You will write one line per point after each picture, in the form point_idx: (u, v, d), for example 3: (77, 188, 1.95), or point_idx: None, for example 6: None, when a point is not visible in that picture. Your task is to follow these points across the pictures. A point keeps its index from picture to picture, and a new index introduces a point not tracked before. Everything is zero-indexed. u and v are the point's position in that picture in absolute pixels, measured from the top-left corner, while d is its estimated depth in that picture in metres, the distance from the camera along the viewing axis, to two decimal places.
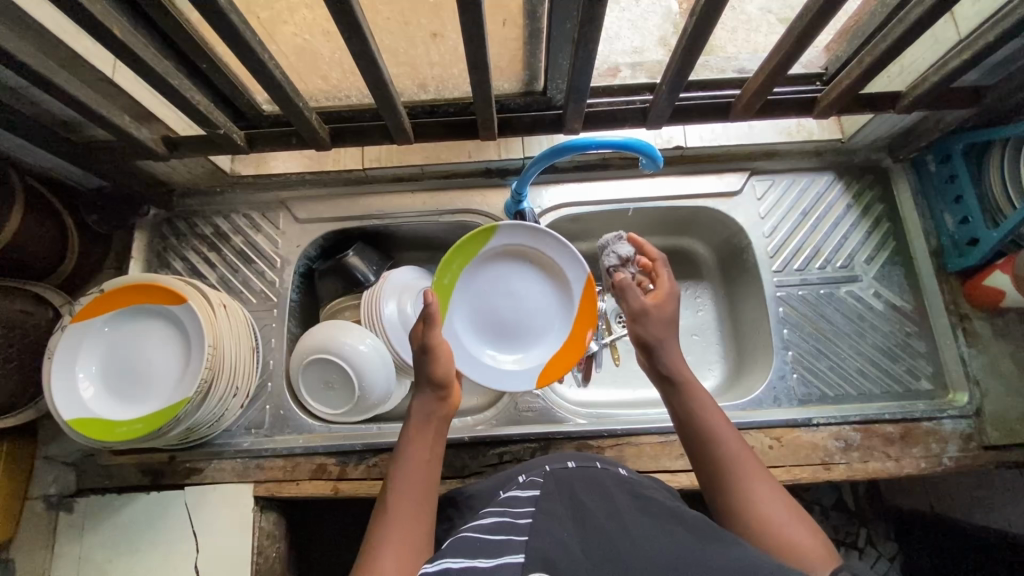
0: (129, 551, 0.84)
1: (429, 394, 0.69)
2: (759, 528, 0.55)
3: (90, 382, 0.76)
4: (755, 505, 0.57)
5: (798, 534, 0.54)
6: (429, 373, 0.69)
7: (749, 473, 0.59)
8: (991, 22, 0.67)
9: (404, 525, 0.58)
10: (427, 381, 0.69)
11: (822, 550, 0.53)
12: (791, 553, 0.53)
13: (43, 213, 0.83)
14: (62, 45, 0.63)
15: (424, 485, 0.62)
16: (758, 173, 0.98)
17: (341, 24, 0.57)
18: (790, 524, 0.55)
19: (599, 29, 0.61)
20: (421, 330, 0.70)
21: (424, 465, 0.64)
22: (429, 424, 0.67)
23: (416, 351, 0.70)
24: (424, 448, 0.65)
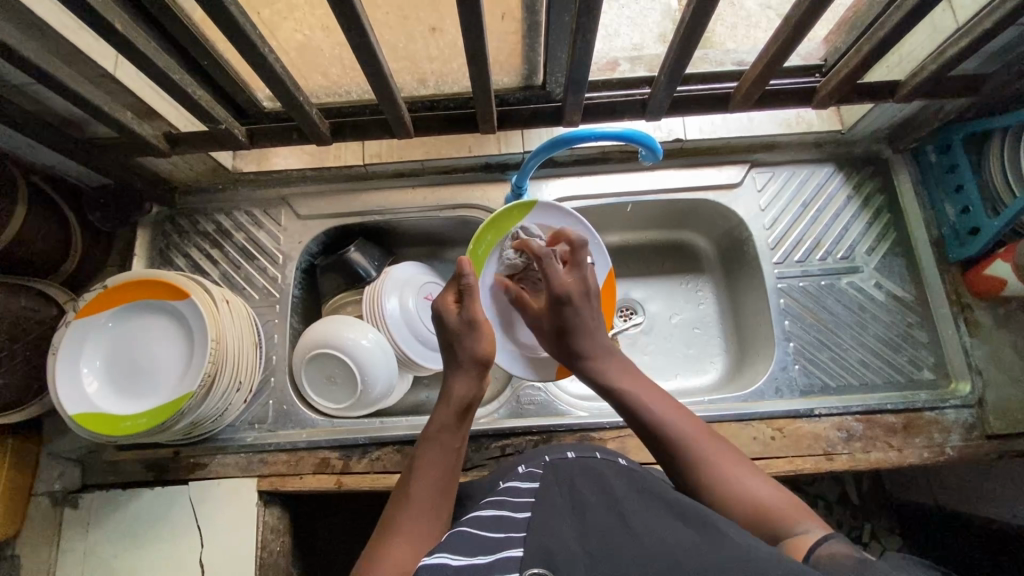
0: (135, 546, 0.84)
1: (470, 376, 0.68)
2: (739, 508, 0.56)
3: (94, 376, 0.77)
4: (728, 481, 0.57)
5: (776, 500, 0.55)
6: (470, 350, 0.68)
7: (710, 451, 0.60)
8: (988, 9, 0.67)
9: (424, 510, 0.59)
10: (471, 361, 0.68)
11: (799, 506, 0.55)
12: (774, 521, 0.54)
13: (46, 210, 0.84)
14: (64, 42, 0.64)
15: (448, 473, 0.63)
16: (758, 166, 0.98)
17: (340, 17, 0.58)
18: (765, 491, 0.57)
19: (596, 18, 0.61)
20: (455, 305, 0.70)
21: (451, 453, 0.64)
22: (462, 410, 0.66)
23: (454, 327, 0.69)
24: (451, 437, 0.65)
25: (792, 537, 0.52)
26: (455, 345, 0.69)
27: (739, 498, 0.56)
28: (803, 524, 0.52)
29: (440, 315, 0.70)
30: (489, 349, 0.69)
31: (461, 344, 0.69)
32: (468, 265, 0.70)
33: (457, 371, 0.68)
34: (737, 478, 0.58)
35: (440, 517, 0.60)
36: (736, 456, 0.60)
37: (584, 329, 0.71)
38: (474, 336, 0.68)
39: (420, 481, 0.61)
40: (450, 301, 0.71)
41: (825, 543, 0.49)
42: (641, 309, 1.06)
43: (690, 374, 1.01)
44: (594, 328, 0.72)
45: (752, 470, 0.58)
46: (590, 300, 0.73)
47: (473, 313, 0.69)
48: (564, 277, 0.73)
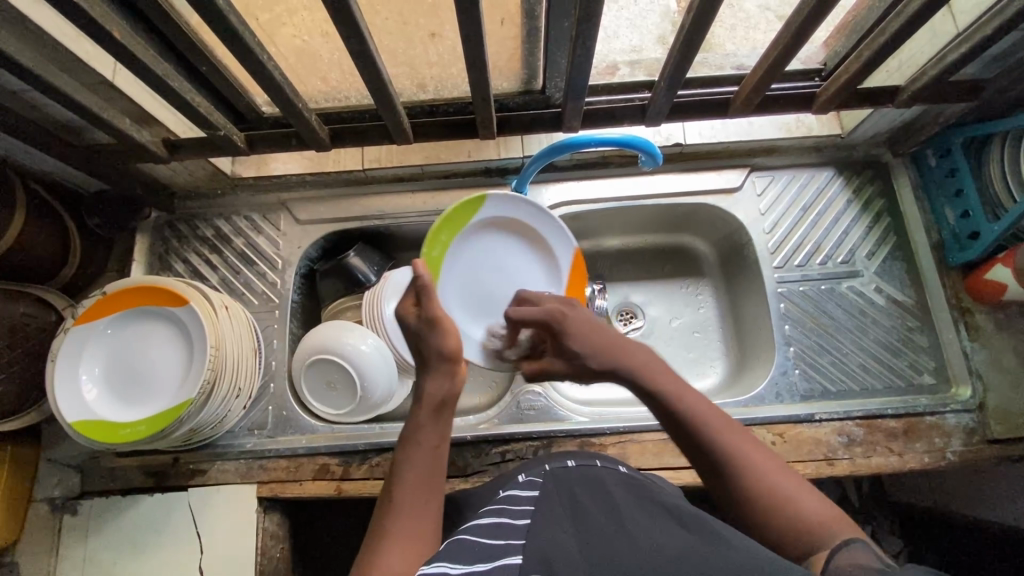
0: (134, 552, 0.84)
1: (441, 374, 0.66)
2: (780, 519, 0.54)
3: (94, 384, 0.77)
4: (769, 493, 0.56)
5: (814, 515, 0.54)
6: (435, 348, 0.66)
7: (753, 460, 0.58)
8: (989, 15, 0.67)
9: (415, 510, 0.59)
10: (439, 358, 0.66)
11: (842, 520, 0.54)
12: (816, 536, 0.52)
13: (44, 216, 0.83)
14: (63, 49, 0.63)
15: (432, 474, 0.62)
16: (758, 170, 0.98)
17: (340, 25, 0.58)
18: (807, 503, 0.55)
19: (596, 25, 0.61)
20: (415, 309, 0.68)
21: (433, 451, 0.63)
22: (436, 408, 0.65)
23: (416, 329, 0.67)
24: (432, 434, 0.64)
25: (827, 554, 0.51)
26: (421, 347, 0.67)
27: (779, 510, 0.55)
28: (844, 534, 0.52)
29: (401, 319, 0.68)
30: (456, 345, 0.67)
31: (426, 345, 0.67)
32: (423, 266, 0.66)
33: (429, 370, 0.67)
34: (782, 489, 0.56)
35: (430, 517, 0.60)
36: (777, 467, 0.58)
37: (581, 352, 0.68)
38: (438, 336, 0.66)
39: (402, 487, 0.60)
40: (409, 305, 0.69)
41: (850, 552, 0.48)
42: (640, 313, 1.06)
43: (690, 378, 1.01)
44: (579, 337, 0.69)
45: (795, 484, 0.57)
46: (572, 314, 0.70)
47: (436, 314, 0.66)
48: (544, 304, 0.73)
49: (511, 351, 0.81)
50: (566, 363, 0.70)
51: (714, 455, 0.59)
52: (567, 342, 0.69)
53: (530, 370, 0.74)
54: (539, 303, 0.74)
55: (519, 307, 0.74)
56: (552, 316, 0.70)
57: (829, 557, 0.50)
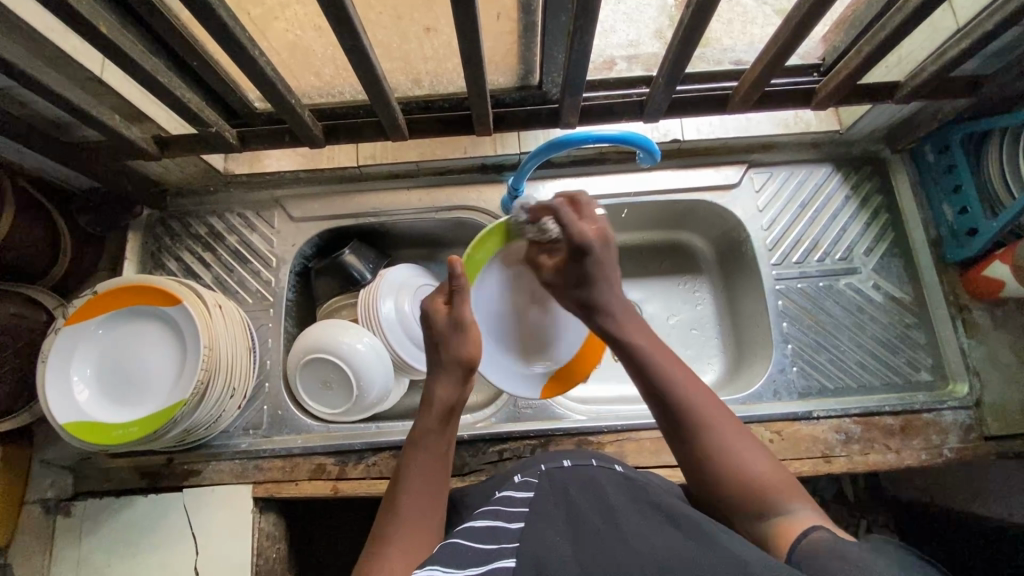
0: (128, 554, 0.84)
1: (452, 377, 0.66)
2: (737, 478, 0.58)
3: (85, 385, 0.75)
4: (729, 456, 0.59)
5: (770, 475, 0.57)
6: (457, 352, 0.67)
7: (718, 422, 0.61)
8: (989, 11, 0.67)
9: (415, 513, 0.60)
10: (455, 363, 0.67)
11: (792, 483, 0.57)
12: (771, 498, 0.56)
13: (34, 215, 0.82)
14: (49, 44, 0.62)
15: (439, 478, 0.63)
16: (756, 166, 0.97)
17: (333, 20, 0.56)
18: (758, 467, 0.58)
19: (594, 21, 0.60)
20: (445, 306, 0.68)
21: (440, 457, 0.64)
22: (446, 413, 0.66)
23: (441, 329, 0.67)
24: (438, 442, 0.65)
25: (783, 517, 0.54)
26: (440, 347, 0.67)
27: (740, 473, 0.58)
28: (793, 503, 0.55)
29: (429, 318, 0.68)
30: (477, 352, 0.67)
31: (448, 345, 0.67)
32: (460, 265, 0.66)
33: (441, 373, 0.67)
34: (733, 450, 0.59)
35: (435, 519, 0.61)
36: (737, 427, 0.61)
37: (598, 279, 0.68)
38: (462, 337, 0.66)
39: (410, 488, 0.61)
40: (439, 302, 0.69)
41: (808, 531, 0.51)
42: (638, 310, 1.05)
43: None
44: (608, 278, 0.68)
45: (753, 444, 0.60)
46: (608, 247, 0.69)
47: (465, 316, 0.67)
48: (580, 223, 0.67)
49: (530, 233, 0.75)
50: (568, 283, 0.69)
51: (681, 416, 0.61)
52: (587, 267, 0.67)
53: (545, 277, 0.73)
54: (577, 218, 0.68)
55: (567, 210, 0.67)
56: (586, 241, 0.66)
57: (789, 527, 0.53)
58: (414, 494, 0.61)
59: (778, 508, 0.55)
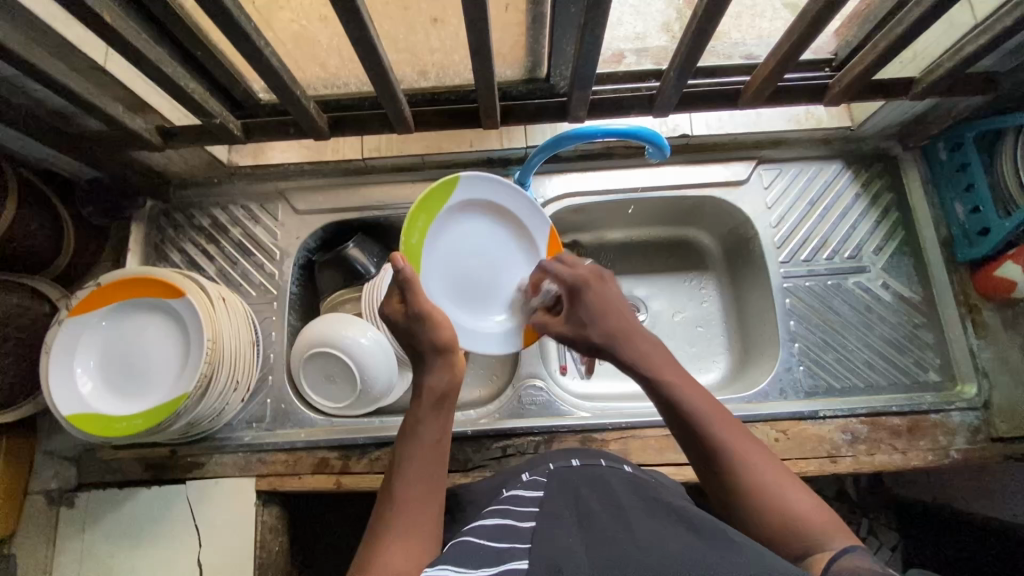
0: (131, 546, 0.84)
1: (437, 366, 0.66)
2: (770, 514, 0.53)
3: (89, 377, 0.75)
4: (763, 487, 0.54)
5: (808, 509, 0.53)
6: (429, 342, 0.67)
7: (748, 454, 0.57)
8: (1009, 6, 0.65)
9: (414, 507, 0.58)
10: (432, 352, 0.67)
11: (833, 519, 0.52)
12: (809, 533, 0.51)
13: (37, 205, 0.81)
14: (52, 33, 0.61)
15: (435, 466, 0.62)
16: (766, 163, 0.96)
17: (339, 10, 0.55)
18: (797, 501, 0.53)
19: (606, 13, 0.58)
20: (400, 305, 0.68)
21: (433, 443, 0.63)
22: (437, 401, 0.65)
23: (405, 326, 0.68)
24: (433, 429, 0.64)
25: (820, 553, 0.49)
26: (412, 342, 0.68)
27: (774, 507, 0.53)
28: (832, 539, 0.50)
29: (391, 320, 0.69)
30: (450, 336, 0.67)
31: (418, 340, 0.67)
32: (401, 259, 0.67)
33: (426, 365, 0.67)
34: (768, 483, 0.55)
35: (432, 509, 0.59)
36: (774, 464, 0.57)
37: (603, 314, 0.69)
38: (427, 329, 0.67)
39: (405, 478, 0.60)
40: (395, 302, 0.70)
41: (842, 560, 0.47)
42: (643, 307, 1.05)
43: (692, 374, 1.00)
44: (614, 312, 0.70)
45: (790, 480, 0.56)
46: (606, 284, 0.73)
47: (417, 308, 0.67)
48: (578, 269, 0.75)
49: (536, 304, 0.81)
50: (578, 327, 0.71)
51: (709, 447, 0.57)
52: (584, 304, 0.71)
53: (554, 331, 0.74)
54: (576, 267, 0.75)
55: (561, 263, 0.77)
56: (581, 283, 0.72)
57: (825, 557, 0.48)
58: (412, 486, 0.59)
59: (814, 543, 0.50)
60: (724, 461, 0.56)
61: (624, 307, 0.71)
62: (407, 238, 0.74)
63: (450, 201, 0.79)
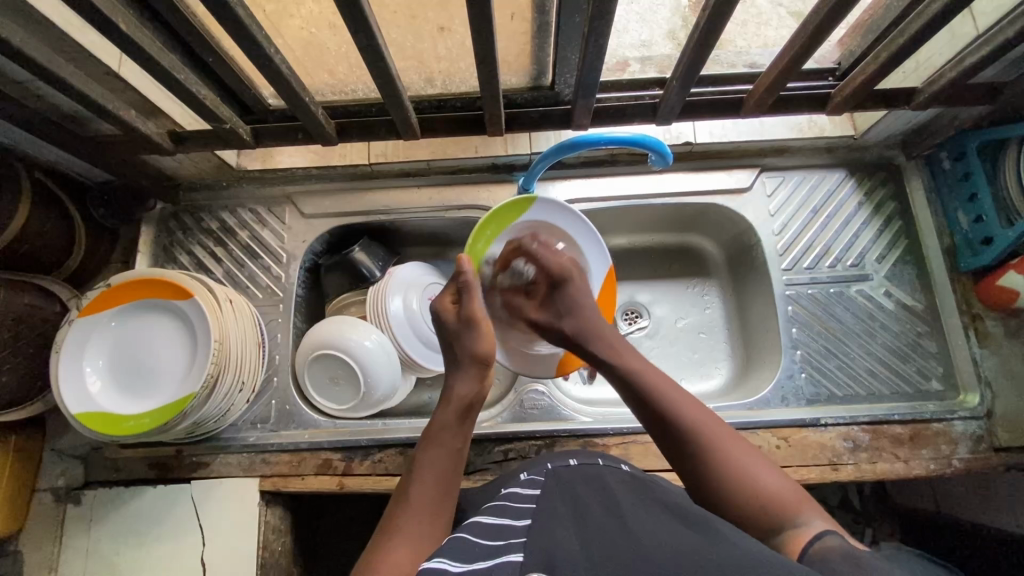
0: (136, 544, 0.85)
1: (470, 376, 0.69)
2: (744, 493, 0.56)
3: (98, 375, 0.77)
4: (737, 470, 0.57)
5: (777, 489, 0.56)
6: (468, 347, 0.70)
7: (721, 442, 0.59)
8: (1011, 16, 0.66)
9: (426, 509, 0.59)
10: (467, 358, 0.70)
11: (801, 496, 0.55)
12: (777, 509, 0.54)
13: (49, 207, 0.83)
14: (68, 39, 0.63)
15: (449, 474, 0.63)
16: (769, 170, 0.97)
17: (348, 18, 0.57)
18: (769, 480, 0.57)
19: (609, 23, 0.59)
20: (453, 305, 0.73)
21: (454, 452, 0.64)
22: (463, 410, 0.67)
23: (455, 327, 0.72)
24: (453, 437, 0.65)
25: (794, 529, 0.52)
26: (454, 344, 0.71)
27: (752, 491, 0.56)
28: (801, 514, 0.53)
29: (439, 316, 0.73)
30: (489, 345, 0.71)
31: (461, 342, 0.71)
32: (467, 262, 0.73)
33: (460, 370, 0.69)
34: (738, 462, 0.58)
35: (441, 515, 0.59)
36: (745, 448, 0.59)
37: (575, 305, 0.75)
38: (474, 333, 0.70)
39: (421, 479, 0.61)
40: (448, 306, 0.74)
41: (820, 541, 0.49)
42: (646, 313, 1.05)
43: (694, 380, 1.01)
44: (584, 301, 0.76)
45: (759, 461, 0.58)
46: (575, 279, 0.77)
47: (471, 310, 0.72)
48: (558, 257, 0.79)
49: (502, 281, 0.83)
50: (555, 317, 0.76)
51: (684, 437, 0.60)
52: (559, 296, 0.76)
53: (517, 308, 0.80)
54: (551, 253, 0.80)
55: (542, 247, 0.80)
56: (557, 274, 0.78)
57: (803, 539, 0.50)
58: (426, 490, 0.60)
59: (784, 519, 0.53)
60: (701, 444, 0.59)
61: (597, 305, 0.76)
62: (472, 244, 0.83)
63: (521, 219, 0.86)
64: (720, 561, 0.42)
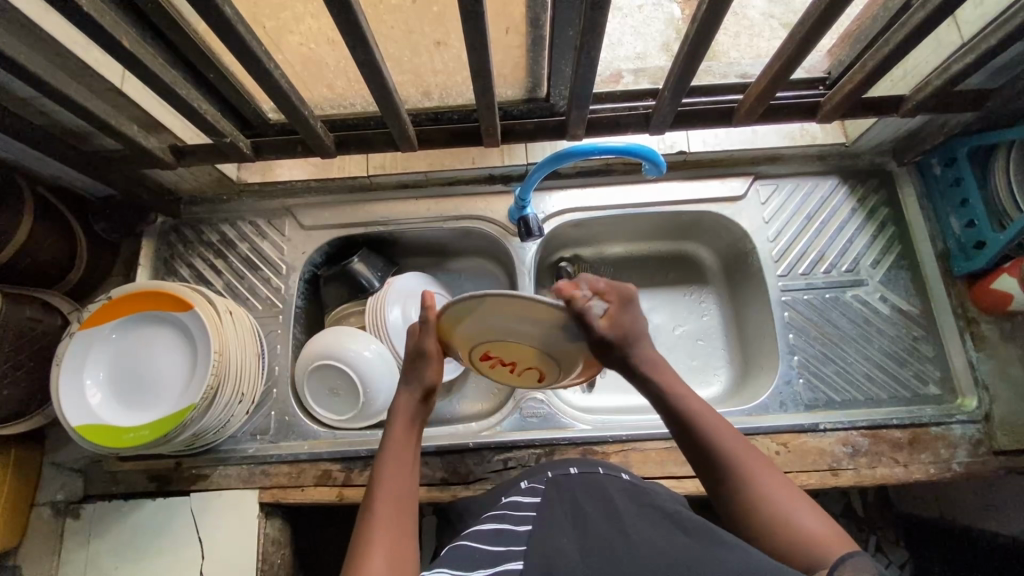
0: (134, 557, 0.84)
1: (411, 395, 0.67)
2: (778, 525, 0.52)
3: (98, 388, 0.77)
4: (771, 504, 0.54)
5: (801, 522, 0.52)
6: (418, 377, 0.67)
7: (755, 470, 0.57)
8: (993, 26, 0.67)
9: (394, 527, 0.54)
10: (418, 383, 0.67)
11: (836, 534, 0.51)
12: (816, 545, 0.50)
13: (52, 221, 0.84)
14: (72, 57, 0.64)
15: (410, 475, 0.60)
16: (762, 178, 0.98)
17: (347, 34, 0.58)
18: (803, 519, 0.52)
19: (601, 36, 0.61)
20: (417, 334, 0.68)
21: (409, 463, 0.61)
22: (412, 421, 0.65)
23: (409, 353, 0.68)
24: (404, 449, 0.63)
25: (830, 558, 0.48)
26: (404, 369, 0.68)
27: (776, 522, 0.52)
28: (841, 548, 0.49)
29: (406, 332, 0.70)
30: (435, 379, 0.67)
31: (411, 368, 0.68)
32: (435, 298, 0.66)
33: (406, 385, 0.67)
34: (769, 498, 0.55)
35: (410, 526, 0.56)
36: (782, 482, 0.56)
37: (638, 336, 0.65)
38: (425, 364, 0.66)
39: (382, 497, 0.57)
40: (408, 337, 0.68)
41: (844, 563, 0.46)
42: None
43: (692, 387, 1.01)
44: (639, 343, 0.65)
45: (797, 494, 0.55)
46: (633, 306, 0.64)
47: (430, 348, 0.66)
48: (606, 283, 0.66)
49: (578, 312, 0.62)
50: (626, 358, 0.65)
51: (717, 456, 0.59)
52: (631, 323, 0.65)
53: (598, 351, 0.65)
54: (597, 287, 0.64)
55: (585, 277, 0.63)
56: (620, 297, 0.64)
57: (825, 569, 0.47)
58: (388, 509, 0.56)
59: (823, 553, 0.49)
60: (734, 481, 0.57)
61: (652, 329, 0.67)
62: None
63: None
64: (717, 570, 0.42)
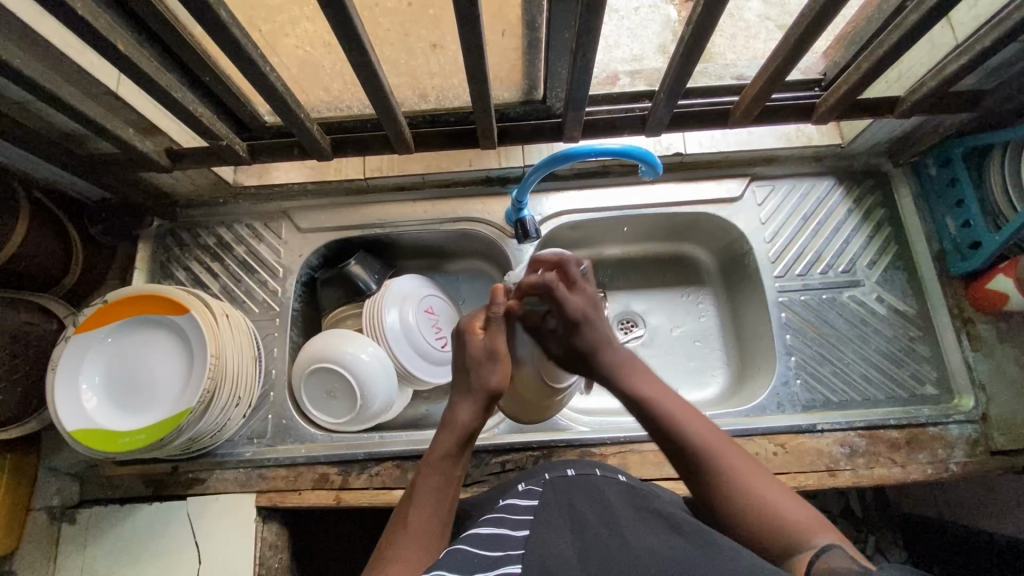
0: (131, 562, 0.84)
1: (475, 405, 0.68)
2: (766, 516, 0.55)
3: (93, 393, 0.76)
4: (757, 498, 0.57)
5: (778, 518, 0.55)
6: (485, 381, 0.68)
7: (734, 464, 0.59)
8: (986, 27, 0.67)
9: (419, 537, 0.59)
10: (481, 390, 0.68)
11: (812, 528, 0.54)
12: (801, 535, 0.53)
13: (48, 225, 0.84)
14: (67, 60, 0.64)
15: (450, 492, 0.64)
16: (758, 179, 0.98)
17: (342, 37, 0.58)
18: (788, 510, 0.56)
19: (596, 37, 0.61)
20: (481, 331, 0.71)
21: (451, 482, 0.64)
22: (463, 439, 0.67)
23: (473, 354, 0.69)
24: (451, 466, 0.65)
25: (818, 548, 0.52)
26: (471, 372, 0.69)
27: (763, 512, 0.56)
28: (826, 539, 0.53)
29: (465, 333, 0.71)
30: (505, 382, 0.69)
31: (478, 372, 0.68)
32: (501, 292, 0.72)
33: (467, 397, 0.68)
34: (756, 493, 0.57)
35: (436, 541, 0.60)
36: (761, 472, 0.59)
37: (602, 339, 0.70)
38: (494, 367, 0.68)
39: (419, 512, 0.61)
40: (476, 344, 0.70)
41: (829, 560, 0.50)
42: (641, 322, 1.06)
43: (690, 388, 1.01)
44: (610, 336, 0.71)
45: (777, 487, 0.58)
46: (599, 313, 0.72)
47: (499, 347, 0.69)
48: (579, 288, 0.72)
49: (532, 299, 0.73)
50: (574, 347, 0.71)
51: (695, 451, 0.61)
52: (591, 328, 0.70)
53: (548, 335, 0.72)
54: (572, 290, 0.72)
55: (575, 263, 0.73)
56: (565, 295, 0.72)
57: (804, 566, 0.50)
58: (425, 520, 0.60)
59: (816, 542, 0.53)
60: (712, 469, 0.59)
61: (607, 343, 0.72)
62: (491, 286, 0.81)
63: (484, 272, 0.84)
64: (715, 573, 0.42)
